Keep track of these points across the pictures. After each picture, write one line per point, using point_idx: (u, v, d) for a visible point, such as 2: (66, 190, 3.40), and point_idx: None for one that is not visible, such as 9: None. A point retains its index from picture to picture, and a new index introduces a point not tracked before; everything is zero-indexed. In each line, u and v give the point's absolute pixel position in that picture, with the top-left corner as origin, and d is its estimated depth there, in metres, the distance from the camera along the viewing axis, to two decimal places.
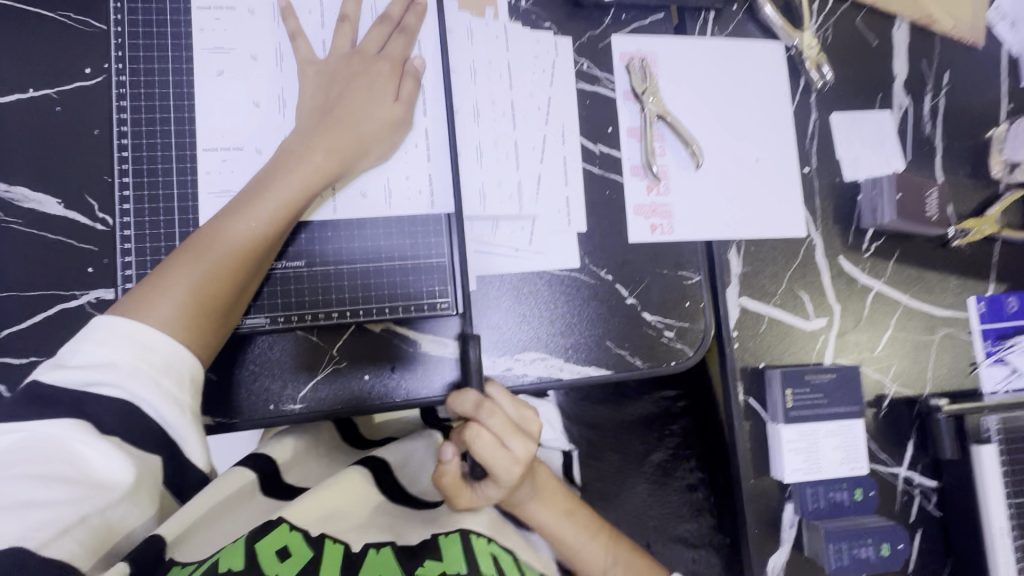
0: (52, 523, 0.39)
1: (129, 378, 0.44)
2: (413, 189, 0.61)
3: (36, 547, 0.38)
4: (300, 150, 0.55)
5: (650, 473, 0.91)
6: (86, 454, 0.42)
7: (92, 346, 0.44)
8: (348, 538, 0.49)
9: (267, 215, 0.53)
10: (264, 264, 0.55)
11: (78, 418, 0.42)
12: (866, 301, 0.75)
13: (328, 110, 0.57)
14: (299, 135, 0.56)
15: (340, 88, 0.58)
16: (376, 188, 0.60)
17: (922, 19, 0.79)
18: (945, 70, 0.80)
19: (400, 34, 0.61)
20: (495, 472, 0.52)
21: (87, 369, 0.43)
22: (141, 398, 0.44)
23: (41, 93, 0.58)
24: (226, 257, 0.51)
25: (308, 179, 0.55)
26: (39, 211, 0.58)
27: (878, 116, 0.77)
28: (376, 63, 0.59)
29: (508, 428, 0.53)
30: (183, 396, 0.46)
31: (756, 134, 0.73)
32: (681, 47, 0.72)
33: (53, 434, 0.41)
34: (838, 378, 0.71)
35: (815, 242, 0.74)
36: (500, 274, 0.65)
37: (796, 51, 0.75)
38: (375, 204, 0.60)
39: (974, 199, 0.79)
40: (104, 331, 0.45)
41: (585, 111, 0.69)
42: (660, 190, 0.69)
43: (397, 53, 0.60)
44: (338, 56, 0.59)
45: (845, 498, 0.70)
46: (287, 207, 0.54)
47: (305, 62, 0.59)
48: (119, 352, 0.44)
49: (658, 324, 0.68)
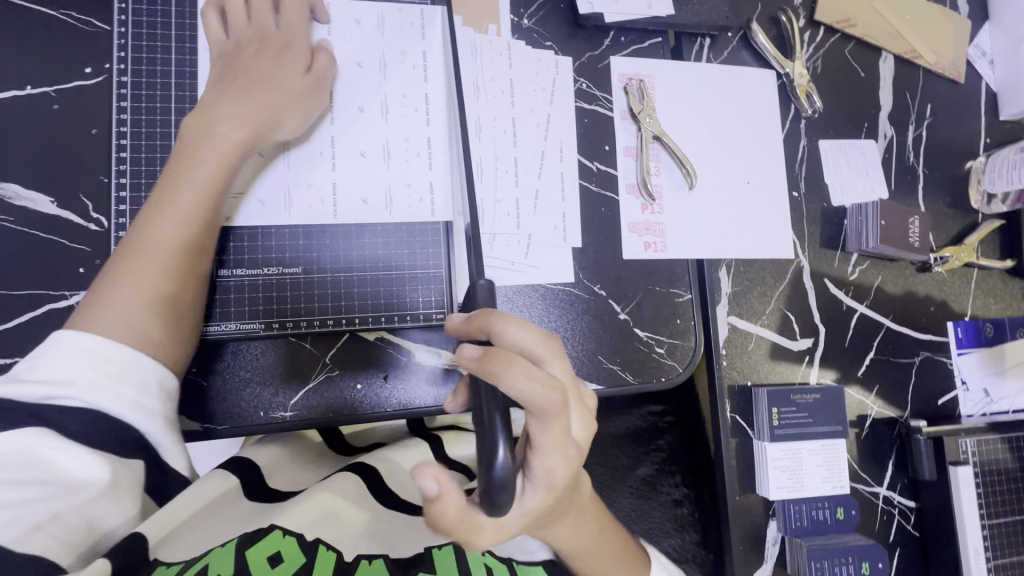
0: (24, 519, 0.39)
1: (92, 393, 0.43)
2: (317, 196, 0.59)
3: (7, 544, 0.38)
4: (208, 127, 0.52)
5: (635, 488, 0.89)
6: (55, 458, 0.41)
7: (47, 364, 0.43)
8: (339, 546, 0.49)
9: (190, 199, 0.51)
10: (205, 251, 0.52)
11: (46, 427, 0.41)
12: (850, 324, 0.77)
13: (234, 82, 0.55)
14: (201, 113, 0.53)
15: (245, 62, 0.56)
16: (278, 196, 0.58)
17: (907, 53, 0.83)
18: (927, 103, 0.84)
19: (289, 0, 0.58)
20: (549, 447, 0.38)
21: (45, 385, 0.42)
22: (105, 410, 0.43)
23: (39, 91, 0.57)
24: (166, 256, 0.49)
25: (223, 156, 0.52)
26: (31, 208, 0.57)
27: (864, 144, 0.80)
28: (282, 42, 0.57)
29: (572, 392, 0.41)
30: (152, 405, 0.46)
31: (747, 158, 0.75)
32: (676, 70, 0.74)
33: (14, 442, 0.40)
34: (822, 398, 0.73)
35: (802, 264, 0.76)
36: (496, 286, 0.65)
37: (787, 78, 0.77)
38: (278, 212, 0.58)
39: (953, 228, 0.82)
40: (53, 351, 0.43)
41: (583, 129, 0.70)
42: (654, 209, 0.71)
43: (294, 23, 0.58)
44: (240, 36, 0.57)
45: (827, 517, 0.71)
46: (206, 188, 0.51)
47: (214, 43, 0.57)
48: (77, 369, 0.43)
49: (649, 340, 0.69)
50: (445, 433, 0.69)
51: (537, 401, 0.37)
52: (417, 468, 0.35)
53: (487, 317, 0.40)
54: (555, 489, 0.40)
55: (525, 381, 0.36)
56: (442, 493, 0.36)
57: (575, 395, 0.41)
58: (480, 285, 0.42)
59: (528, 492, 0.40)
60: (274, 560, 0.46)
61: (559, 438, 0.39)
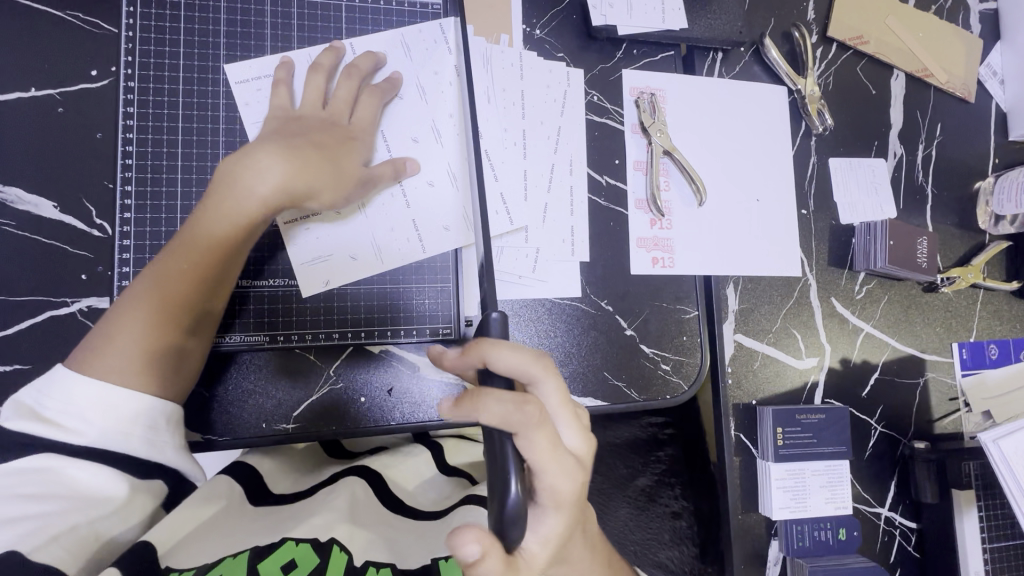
0: (43, 529, 0.40)
1: (102, 433, 0.44)
2: (400, 240, 0.60)
3: (28, 551, 0.38)
4: (237, 176, 0.51)
5: (633, 499, 0.81)
6: (74, 475, 0.42)
7: (58, 400, 0.44)
8: (353, 547, 0.48)
9: (207, 249, 0.50)
10: (213, 299, 0.52)
11: (56, 451, 0.42)
12: (855, 342, 0.77)
13: (285, 142, 0.53)
14: (234, 161, 0.52)
15: (303, 128, 0.55)
16: (363, 247, 0.59)
17: (918, 71, 0.82)
18: (937, 122, 0.83)
19: (369, 97, 0.58)
20: (555, 474, 0.38)
21: (59, 422, 0.43)
22: (113, 449, 0.44)
23: (44, 94, 0.57)
24: (171, 302, 0.49)
25: (250, 207, 0.51)
26: (34, 214, 0.56)
27: (873, 162, 0.80)
28: (349, 133, 0.56)
29: (567, 410, 0.40)
30: (160, 438, 0.46)
31: (757, 175, 0.74)
32: (688, 84, 0.73)
33: (38, 463, 0.42)
34: (827, 418, 0.72)
35: (810, 281, 0.76)
36: (503, 301, 0.64)
37: (798, 95, 0.77)
38: (366, 263, 0.59)
39: (960, 247, 0.82)
40: (63, 383, 0.45)
41: (593, 142, 0.70)
42: (663, 225, 0.70)
43: (367, 119, 0.58)
44: (306, 110, 0.56)
45: (829, 537, 0.71)
46: (230, 229, 0.50)
47: (280, 109, 0.56)
48: (90, 413, 0.44)
49: (655, 357, 0.68)
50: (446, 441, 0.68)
51: (535, 420, 0.36)
52: (453, 536, 0.34)
53: (477, 343, 0.38)
54: (567, 509, 0.39)
55: (518, 405, 0.35)
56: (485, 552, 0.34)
57: (573, 412, 0.41)
58: (494, 319, 0.40)
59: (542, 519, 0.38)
60: (287, 568, 0.44)
61: (562, 455, 0.38)
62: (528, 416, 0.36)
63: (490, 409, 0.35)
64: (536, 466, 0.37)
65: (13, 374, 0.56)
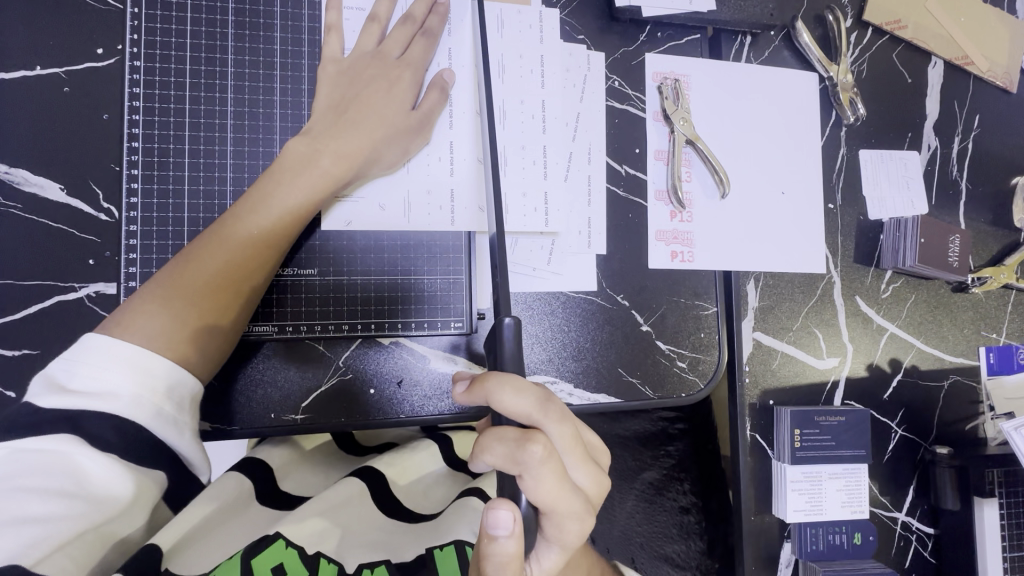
0: (49, 539, 0.37)
1: (134, 406, 0.42)
2: (434, 204, 0.59)
3: (30, 565, 0.36)
4: (309, 155, 0.53)
5: (642, 492, 0.79)
6: (86, 468, 0.40)
7: (92, 371, 0.42)
8: (342, 556, 0.47)
9: (272, 222, 0.51)
10: (268, 271, 0.52)
11: (75, 434, 0.40)
12: (879, 343, 0.74)
13: (342, 120, 0.54)
14: (310, 138, 0.54)
15: (359, 91, 0.55)
16: (395, 200, 0.58)
17: (958, 59, 0.78)
18: (976, 114, 0.79)
19: (423, 39, 0.58)
20: (559, 511, 0.37)
21: (88, 398, 0.41)
22: (141, 424, 0.42)
23: (49, 72, 0.55)
24: (226, 268, 0.50)
25: (306, 199, 0.52)
26: (41, 196, 0.55)
27: (906, 155, 0.76)
28: (398, 71, 0.57)
29: (577, 451, 0.38)
30: (183, 417, 0.45)
31: (783, 167, 0.71)
32: (713, 69, 0.70)
33: (47, 445, 0.39)
34: (848, 421, 0.70)
35: (834, 279, 0.73)
36: (517, 292, 0.63)
37: (830, 82, 0.73)
38: (393, 218, 0.58)
39: (994, 246, 0.79)
40: (94, 351, 0.42)
41: (613, 130, 0.67)
42: (683, 217, 0.68)
43: (416, 58, 0.57)
44: (358, 56, 0.56)
45: (844, 541, 0.70)
46: (281, 225, 0.52)
47: (329, 60, 0.56)
48: (121, 380, 0.42)
49: (671, 354, 0.66)
50: (453, 434, 0.67)
51: (540, 461, 0.35)
52: None
53: (484, 380, 0.36)
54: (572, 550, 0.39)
55: (517, 444, 0.35)
56: (514, 532, 0.34)
57: (584, 452, 0.39)
58: (505, 325, 0.37)
59: (546, 552, 0.39)
60: (277, 573, 0.44)
61: (569, 493, 0.37)
62: (531, 460, 0.35)
63: (491, 447, 0.36)
64: (545, 508, 0.36)
65: (20, 359, 0.56)
